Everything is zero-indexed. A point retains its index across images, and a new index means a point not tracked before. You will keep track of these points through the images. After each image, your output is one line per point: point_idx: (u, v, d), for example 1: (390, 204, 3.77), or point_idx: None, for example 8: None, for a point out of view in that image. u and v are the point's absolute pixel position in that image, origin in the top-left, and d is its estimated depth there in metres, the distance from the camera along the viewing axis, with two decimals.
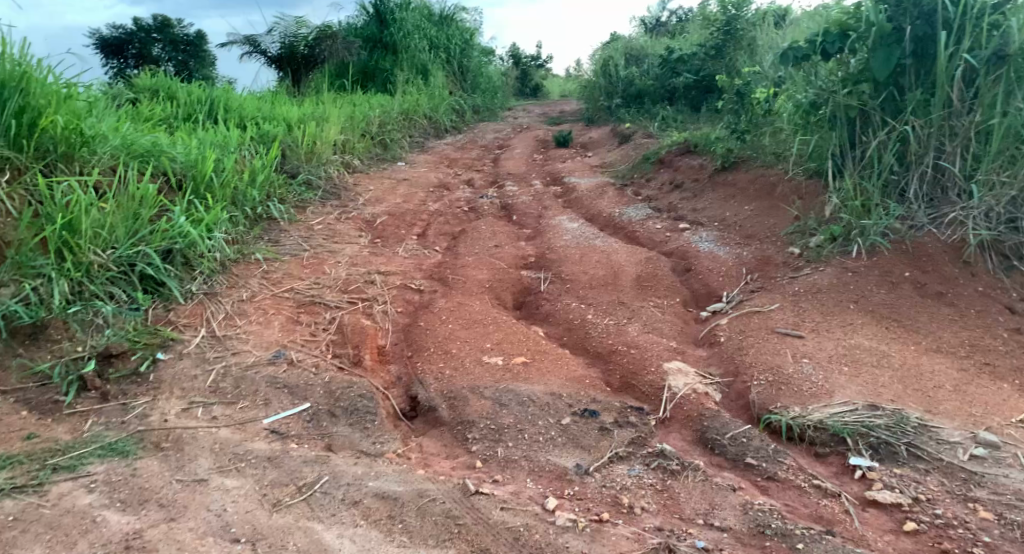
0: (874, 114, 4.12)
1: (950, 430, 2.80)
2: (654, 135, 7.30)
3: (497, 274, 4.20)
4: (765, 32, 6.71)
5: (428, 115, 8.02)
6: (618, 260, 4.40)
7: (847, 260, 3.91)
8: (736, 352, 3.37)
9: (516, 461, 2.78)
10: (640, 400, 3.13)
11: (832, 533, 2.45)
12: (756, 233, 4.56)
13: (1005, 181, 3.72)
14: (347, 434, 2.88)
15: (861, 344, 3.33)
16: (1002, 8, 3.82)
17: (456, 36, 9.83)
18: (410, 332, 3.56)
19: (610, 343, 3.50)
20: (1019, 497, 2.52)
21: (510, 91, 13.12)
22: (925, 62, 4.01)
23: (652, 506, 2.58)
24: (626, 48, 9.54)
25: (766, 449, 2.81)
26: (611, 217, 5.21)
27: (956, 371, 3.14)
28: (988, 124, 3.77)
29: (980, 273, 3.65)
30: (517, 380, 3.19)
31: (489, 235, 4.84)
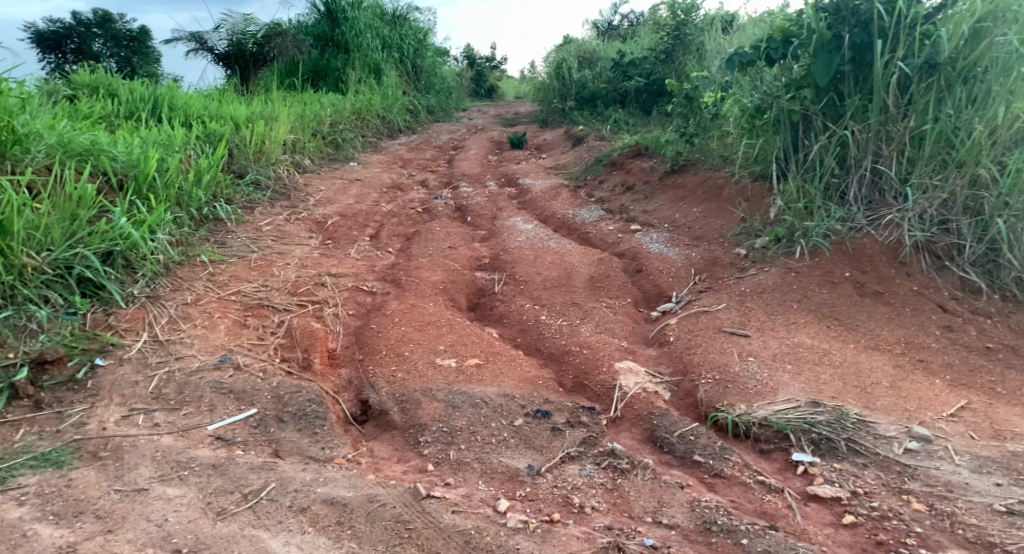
0: (816, 118, 4.23)
1: (886, 425, 2.89)
2: (606, 137, 7.39)
3: (451, 275, 4.20)
4: (713, 37, 6.85)
5: (381, 115, 7.97)
6: (571, 261, 4.44)
7: (790, 260, 4.00)
8: (685, 352, 3.43)
9: (468, 464, 2.79)
10: (592, 399, 3.17)
11: (775, 528, 2.51)
12: (705, 234, 4.64)
13: (938, 184, 3.85)
14: (295, 439, 2.86)
15: (804, 342, 3.41)
16: (934, 18, 3.99)
17: (409, 36, 9.79)
18: (361, 335, 3.54)
19: (562, 344, 3.53)
20: (949, 488, 2.61)
21: (464, 92, 13.09)
22: (863, 69, 4.12)
23: (602, 506, 2.61)
24: (579, 52, 9.65)
25: (712, 446, 2.86)
26: (564, 218, 5.26)
27: (892, 367, 3.24)
28: (921, 129, 3.91)
29: (914, 273, 3.77)
30: (470, 382, 3.20)
31: (442, 235, 4.84)
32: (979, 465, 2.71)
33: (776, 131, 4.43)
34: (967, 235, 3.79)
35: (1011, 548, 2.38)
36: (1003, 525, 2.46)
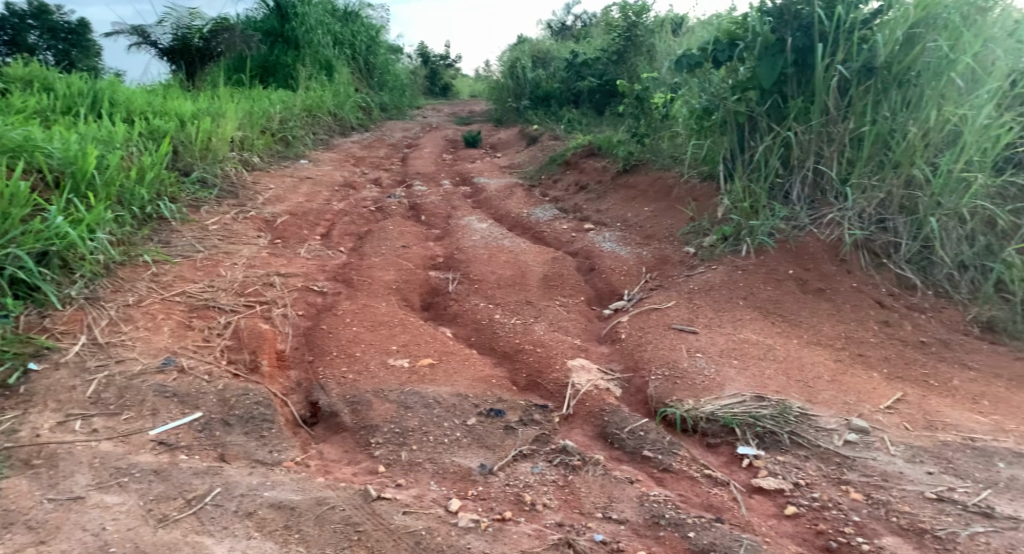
0: (760, 120, 4.32)
1: (827, 417, 2.97)
2: (560, 136, 7.44)
3: (404, 275, 4.19)
4: (663, 40, 6.96)
5: (332, 113, 7.89)
6: (524, 260, 4.45)
7: (737, 259, 4.08)
8: (635, 349, 3.47)
9: (420, 464, 2.79)
10: (545, 398, 3.19)
11: (721, 520, 2.55)
12: (655, 233, 4.70)
13: (876, 184, 3.97)
14: (241, 443, 2.82)
15: (750, 338, 3.48)
16: (871, 23, 4.06)
17: (362, 33, 9.72)
18: (312, 336, 3.51)
19: (516, 343, 3.54)
20: (885, 478, 2.69)
21: (419, 90, 13.01)
22: (805, 72, 4.21)
23: (554, 503, 2.63)
24: (533, 51, 9.73)
25: (662, 441, 2.90)
26: (518, 217, 5.27)
27: (833, 362, 3.33)
28: (860, 131, 4.02)
29: (854, 270, 3.88)
30: (423, 382, 3.20)
31: (396, 235, 4.82)
32: (913, 455, 2.79)
33: (723, 132, 4.52)
34: (903, 233, 3.92)
35: (941, 533, 2.46)
36: (934, 512, 2.54)
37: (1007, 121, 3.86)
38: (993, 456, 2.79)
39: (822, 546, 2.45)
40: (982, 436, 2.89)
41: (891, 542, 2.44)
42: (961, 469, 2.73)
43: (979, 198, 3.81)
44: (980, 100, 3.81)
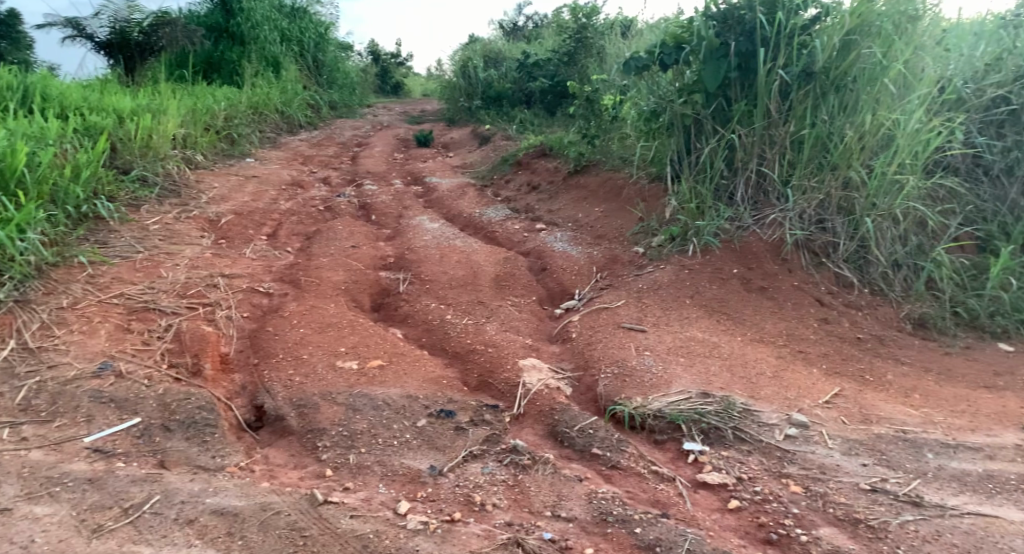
0: (706, 122, 4.38)
1: (769, 412, 3.04)
2: (512, 137, 7.45)
3: (355, 275, 4.15)
4: (612, 42, 7.04)
5: (279, 110, 7.78)
6: (477, 260, 4.44)
7: (684, 258, 4.14)
8: (586, 348, 3.50)
9: (369, 467, 2.77)
10: (496, 398, 3.19)
11: (667, 515, 2.58)
12: (606, 233, 4.74)
13: (816, 185, 4.07)
14: (182, 449, 2.77)
15: (696, 336, 3.54)
16: (810, 30, 4.15)
17: (310, 29, 9.58)
18: (257, 338, 3.45)
19: (467, 343, 3.54)
20: (823, 470, 2.76)
21: (369, 89, 12.89)
22: (749, 76, 4.28)
23: (503, 503, 2.64)
24: (484, 51, 9.74)
25: (610, 438, 2.93)
26: (470, 217, 5.27)
27: (774, 358, 3.40)
28: (800, 134, 4.11)
29: (795, 269, 3.97)
30: (372, 384, 3.17)
31: (345, 234, 4.77)
32: (849, 448, 2.87)
33: (670, 133, 4.57)
34: (842, 234, 4.02)
35: (874, 523, 2.52)
36: (868, 502, 2.61)
37: (934, 126, 4.07)
38: (922, 446, 2.88)
39: (763, 538, 2.50)
40: (914, 428, 2.98)
41: (828, 532, 2.50)
42: (894, 460, 2.81)
43: (911, 201, 3.99)
44: (911, 105, 4.00)
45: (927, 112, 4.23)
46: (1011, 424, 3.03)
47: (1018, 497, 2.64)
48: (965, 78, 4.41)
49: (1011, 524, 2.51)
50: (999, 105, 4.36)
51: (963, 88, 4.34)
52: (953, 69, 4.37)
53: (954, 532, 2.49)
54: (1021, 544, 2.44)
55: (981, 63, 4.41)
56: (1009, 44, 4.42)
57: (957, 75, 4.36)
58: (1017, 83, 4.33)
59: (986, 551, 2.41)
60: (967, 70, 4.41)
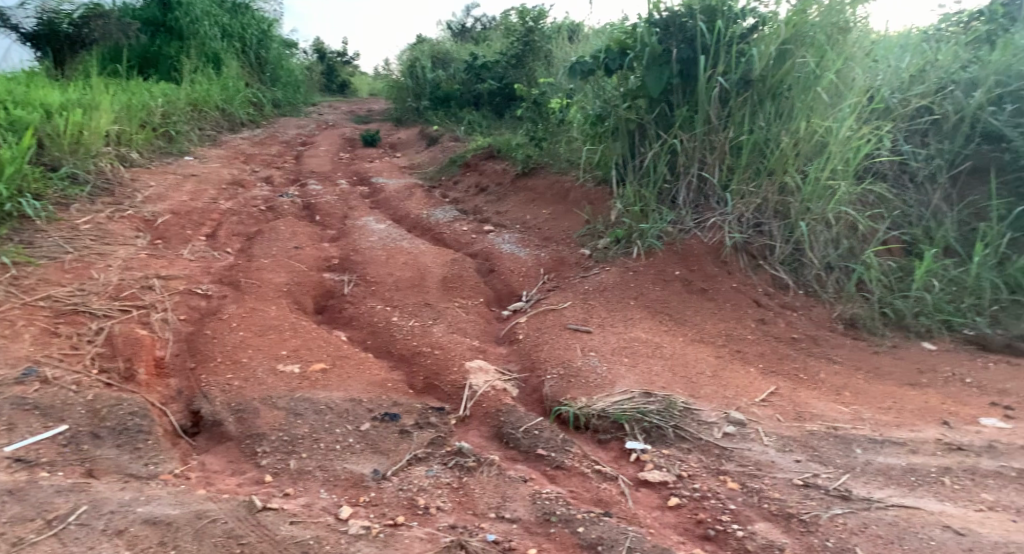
0: (649, 127, 4.44)
1: (708, 411, 3.09)
2: (460, 138, 7.44)
3: (298, 277, 4.09)
4: (559, 46, 7.08)
5: (220, 107, 7.62)
6: (424, 262, 4.42)
7: (629, 260, 4.18)
8: (532, 349, 3.50)
9: (310, 472, 2.73)
10: (441, 400, 3.18)
11: (609, 514, 2.60)
12: (552, 235, 4.76)
13: (753, 190, 4.17)
14: (112, 456, 2.69)
15: (639, 337, 3.58)
16: (748, 38, 4.24)
17: (252, 26, 9.34)
18: (194, 342, 3.37)
19: (413, 345, 3.52)
20: (758, 466, 2.80)
21: (314, 87, 12.72)
22: (690, 83, 4.35)
23: (447, 505, 2.62)
24: (432, 52, 9.71)
25: (555, 439, 2.94)
26: (418, 218, 5.24)
27: (714, 358, 3.47)
28: (739, 140, 4.20)
29: (735, 271, 4.05)
30: (315, 388, 3.13)
31: (288, 235, 4.69)
32: (783, 444, 2.93)
33: (615, 138, 4.60)
34: (778, 237, 4.12)
35: (806, 517, 2.56)
36: (800, 497, 2.65)
37: (863, 134, 4.21)
38: (851, 442, 2.94)
39: (701, 534, 2.53)
40: (844, 425, 3.05)
41: (763, 527, 2.53)
42: (825, 456, 2.87)
43: (842, 205, 4.10)
44: (842, 113, 4.11)
45: (858, 120, 4.36)
46: (933, 418, 3.12)
47: (939, 489, 2.70)
48: (892, 89, 4.62)
49: (931, 515, 2.56)
50: (922, 114, 4.60)
51: (890, 98, 4.55)
52: (881, 80, 4.58)
53: (878, 524, 2.53)
54: (939, 534, 2.48)
55: (906, 75, 4.63)
56: (932, 58, 4.66)
57: (885, 85, 4.57)
58: (938, 94, 4.56)
59: (906, 542, 2.45)
60: (894, 81, 4.62)
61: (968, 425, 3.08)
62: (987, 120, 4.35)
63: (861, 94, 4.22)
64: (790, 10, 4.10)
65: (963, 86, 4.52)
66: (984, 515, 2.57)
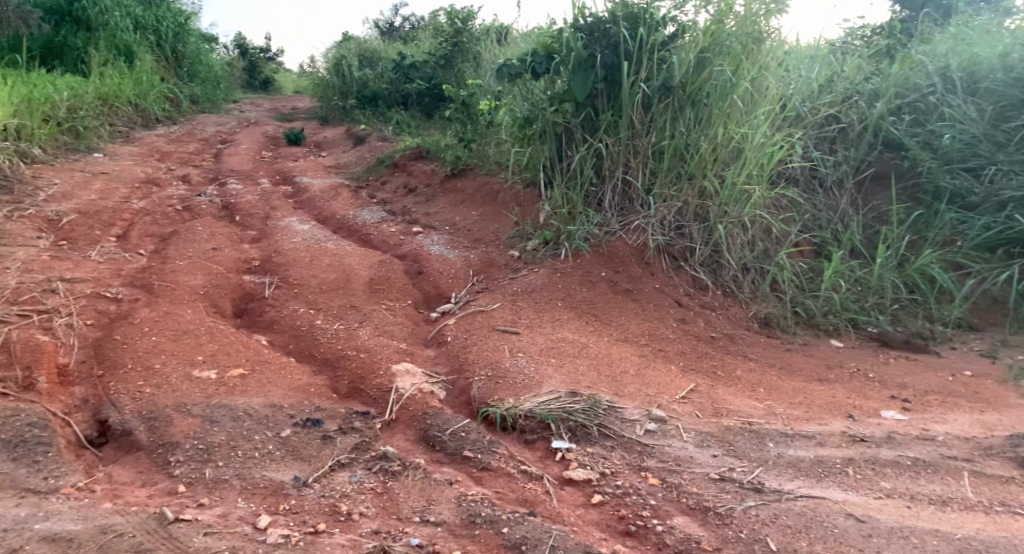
0: (576, 131, 4.47)
1: (631, 409, 3.12)
2: (388, 138, 7.36)
3: (217, 279, 3.96)
4: (488, 48, 7.09)
5: (133, 103, 7.35)
6: (350, 263, 4.35)
7: (557, 261, 4.19)
8: (461, 351, 3.48)
9: (226, 481, 2.65)
10: (367, 404, 3.13)
11: (534, 513, 2.59)
12: (482, 237, 4.75)
13: (674, 193, 4.25)
14: (9, 471, 2.58)
15: (566, 337, 3.60)
16: (669, 46, 4.33)
17: (167, 19, 9.02)
18: (102, 348, 3.24)
19: (338, 348, 3.45)
20: (678, 462, 2.85)
21: (235, 85, 12.37)
22: (614, 88, 4.40)
23: (371, 511, 2.58)
24: (359, 49, 9.58)
25: (481, 441, 2.92)
26: (344, 218, 5.16)
27: (637, 357, 3.52)
28: (661, 144, 4.27)
29: (657, 272, 4.12)
30: (233, 394, 3.03)
31: (206, 235, 4.56)
32: (701, 440, 2.98)
33: (542, 141, 4.61)
34: (698, 239, 4.21)
35: (721, 509, 2.60)
36: (716, 491, 2.70)
37: (776, 140, 4.36)
38: (765, 436, 3.01)
39: (622, 530, 2.54)
40: (758, 420, 3.12)
41: (681, 521, 2.57)
42: (740, 450, 2.93)
43: (757, 209, 4.23)
44: (757, 120, 4.24)
45: (771, 126, 4.50)
46: (838, 412, 3.22)
47: (842, 479, 2.78)
48: (803, 97, 4.87)
49: (835, 504, 2.63)
50: (829, 122, 4.90)
51: (801, 106, 4.76)
52: (793, 88, 4.79)
53: (788, 514, 2.58)
54: (842, 521, 2.55)
55: (816, 84, 4.93)
56: (838, 69, 5.02)
57: (796, 93, 4.79)
58: (844, 104, 4.92)
59: (813, 531, 2.51)
60: (805, 89, 4.89)
61: (870, 418, 3.18)
62: (889, 128, 4.80)
63: (774, 102, 4.37)
64: (708, 19, 4.23)
65: (866, 96, 4.95)
66: (882, 502, 2.65)
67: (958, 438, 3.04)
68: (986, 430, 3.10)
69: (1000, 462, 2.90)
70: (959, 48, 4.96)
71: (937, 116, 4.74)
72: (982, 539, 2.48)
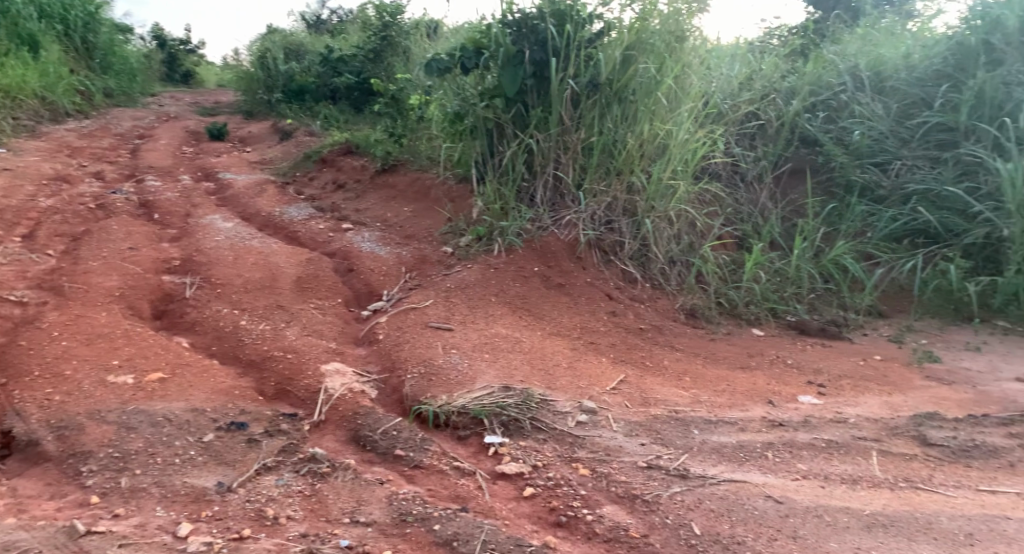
0: (506, 126, 4.44)
1: (563, 401, 3.13)
2: (315, 133, 7.23)
3: (134, 280, 3.82)
4: (418, 42, 7.02)
5: (39, 95, 7.03)
6: (276, 261, 4.24)
7: (490, 257, 4.17)
8: (392, 349, 3.44)
9: (144, 490, 2.54)
10: (294, 406, 3.05)
11: (466, 509, 2.57)
12: (415, 233, 4.69)
13: (604, 189, 4.27)
14: None
15: (499, 332, 3.58)
16: (595, 43, 4.34)
17: (76, 8, 8.62)
18: (6, 354, 3.08)
19: (264, 349, 3.36)
20: (607, 452, 2.86)
21: (154, 78, 11.97)
22: (543, 84, 4.39)
23: (299, 514, 2.51)
24: (285, 42, 9.39)
25: (414, 438, 2.89)
26: (270, 216, 5.03)
27: (569, 350, 3.53)
28: (590, 141, 4.29)
29: (589, 266, 4.14)
30: (150, 400, 2.92)
31: (121, 234, 4.38)
32: (630, 430, 3.00)
33: (474, 136, 4.58)
34: (627, 233, 4.25)
35: (648, 497, 2.62)
36: (643, 479, 2.72)
37: (700, 136, 4.44)
38: (690, 424, 3.06)
39: (553, 522, 2.54)
40: (684, 408, 3.17)
41: (610, 510, 2.57)
42: (667, 438, 2.96)
43: (682, 204, 4.30)
44: (681, 117, 4.30)
45: (694, 123, 4.57)
46: (759, 398, 3.29)
47: (763, 462, 2.84)
48: (724, 94, 4.98)
49: (755, 487, 2.68)
50: (749, 119, 5.02)
51: (723, 104, 4.86)
52: (715, 85, 4.88)
53: (711, 498, 2.62)
54: (762, 503, 2.59)
55: (737, 82, 5.04)
56: (757, 67, 5.15)
57: (718, 91, 4.88)
58: (763, 101, 5.05)
59: (734, 514, 2.55)
60: (727, 86, 4.99)
61: (789, 403, 3.26)
62: (805, 125, 4.96)
63: (697, 99, 4.44)
64: (633, 17, 4.26)
65: (783, 94, 5.10)
66: (798, 483, 2.71)
67: (867, 419, 3.13)
68: (893, 411, 3.21)
69: (905, 440, 2.99)
70: (867, 49, 5.23)
71: (849, 113, 4.96)
72: (890, 514, 2.56)
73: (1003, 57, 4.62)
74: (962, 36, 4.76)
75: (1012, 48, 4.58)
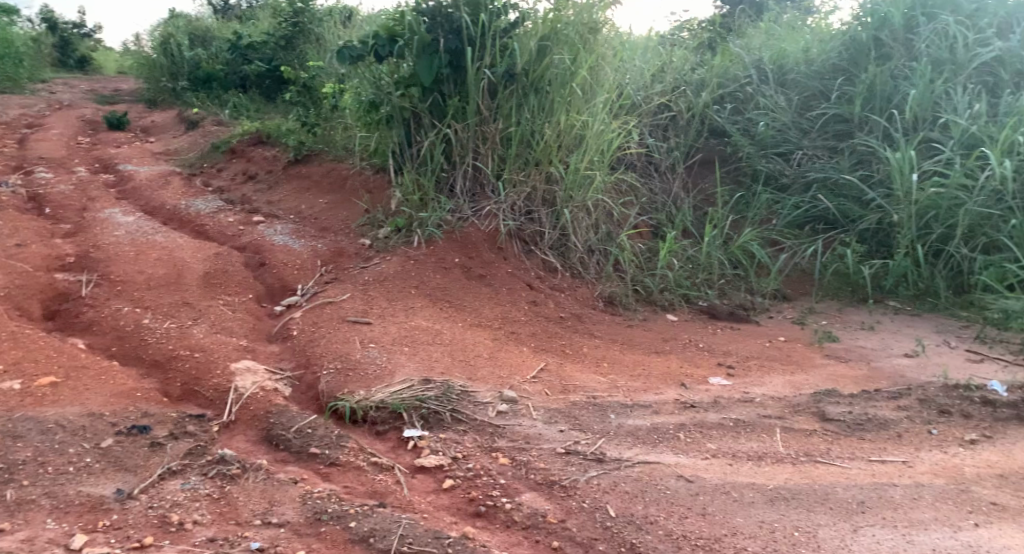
0: (423, 116, 4.37)
1: (484, 392, 3.10)
2: (223, 122, 6.98)
3: (22, 280, 3.59)
4: (331, 31, 6.85)
5: None
6: (181, 257, 4.05)
7: (409, 249, 4.08)
8: (307, 344, 3.34)
9: (34, 502, 2.38)
10: (202, 407, 2.93)
11: (384, 504, 2.50)
12: (331, 225, 4.57)
13: (523, 178, 4.25)
14: None
15: (419, 325, 3.52)
16: (510, 33, 4.31)
17: None
18: None
19: (169, 348, 3.21)
20: (527, 440, 2.84)
21: (44, 63, 11.33)
22: (460, 74, 4.32)
23: (206, 518, 2.40)
24: (189, 28, 9.05)
25: (329, 436, 2.80)
26: (176, 209, 4.82)
27: (490, 341, 3.50)
28: (508, 131, 4.25)
29: (509, 256, 4.12)
30: (40, 405, 2.77)
31: (8, 231, 4.12)
32: (550, 417, 2.99)
33: (390, 126, 4.49)
34: (546, 223, 4.24)
35: (566, 482, 2.61)
36: (561, 465, 2.71)
37: (615, 127, 4.47)
38: (607, 409, 3.07)
39: (472, 512, 2.49)
40: (602, 394, 3.18)
41: (529, 497, 2.55)
42: (585, 423, 2.97)
43: (599, 194, 4.32)
44: (596, 108, 4.32)
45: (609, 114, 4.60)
46: (672, 381, 3.34)
47: (675, 443, 2.87)
48: (637, 86, 5.03)
49: (667, 467, 2.71)
50: (662, 111, 5.09)
51: (636, 95, 4.92)
52: (628, 77, 4.93)
53: (626, 481, 2.63)
54: (673, 483, 2.62)
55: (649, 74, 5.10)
56: (668, 60, 5.23)
57: (631, 83, 4.93)
58: (674, 93, 5.12)
59: (647, 494, 2.56)
60: (639, 78, 5.04)
61: (700, 385, 3.32)
62: (714, 116, 5.07)
63: (611, 90, 4.47)
64: (547, 8, 4.25)
65: (693, 86, 5.19)
66: (708, 462, 2.75)
67: (772, 398, 3.21)
68: (796, 389, 3.30)
69: (806, 417, 3.08)
70: (771, 43, 5.39)
71: (754, 105, 5.08)
72: (791, 488, 2.62)
73: (891, 52, 4.85)
74: (855, 33, 4.98)
75: (899, 43, 4.83)
